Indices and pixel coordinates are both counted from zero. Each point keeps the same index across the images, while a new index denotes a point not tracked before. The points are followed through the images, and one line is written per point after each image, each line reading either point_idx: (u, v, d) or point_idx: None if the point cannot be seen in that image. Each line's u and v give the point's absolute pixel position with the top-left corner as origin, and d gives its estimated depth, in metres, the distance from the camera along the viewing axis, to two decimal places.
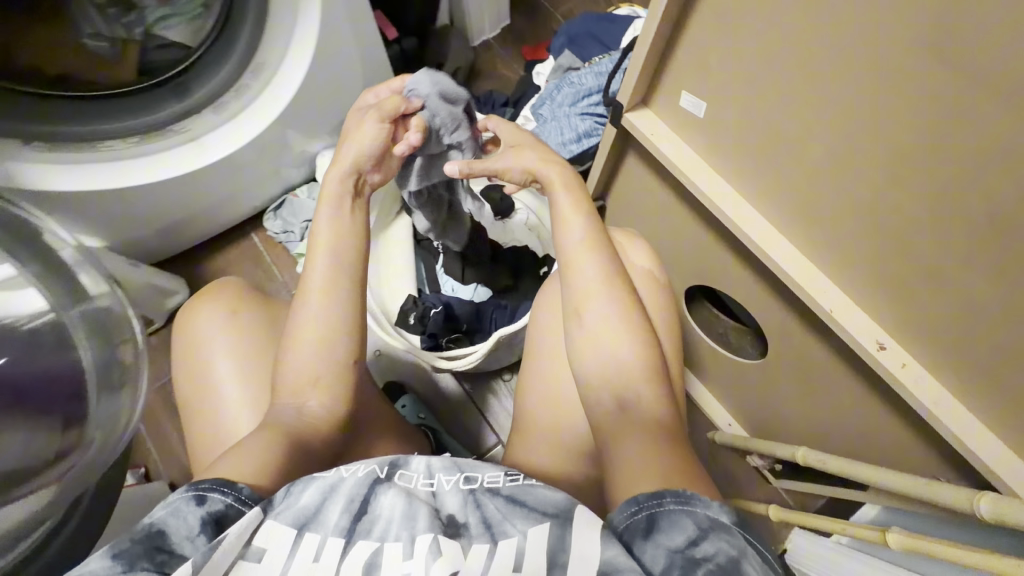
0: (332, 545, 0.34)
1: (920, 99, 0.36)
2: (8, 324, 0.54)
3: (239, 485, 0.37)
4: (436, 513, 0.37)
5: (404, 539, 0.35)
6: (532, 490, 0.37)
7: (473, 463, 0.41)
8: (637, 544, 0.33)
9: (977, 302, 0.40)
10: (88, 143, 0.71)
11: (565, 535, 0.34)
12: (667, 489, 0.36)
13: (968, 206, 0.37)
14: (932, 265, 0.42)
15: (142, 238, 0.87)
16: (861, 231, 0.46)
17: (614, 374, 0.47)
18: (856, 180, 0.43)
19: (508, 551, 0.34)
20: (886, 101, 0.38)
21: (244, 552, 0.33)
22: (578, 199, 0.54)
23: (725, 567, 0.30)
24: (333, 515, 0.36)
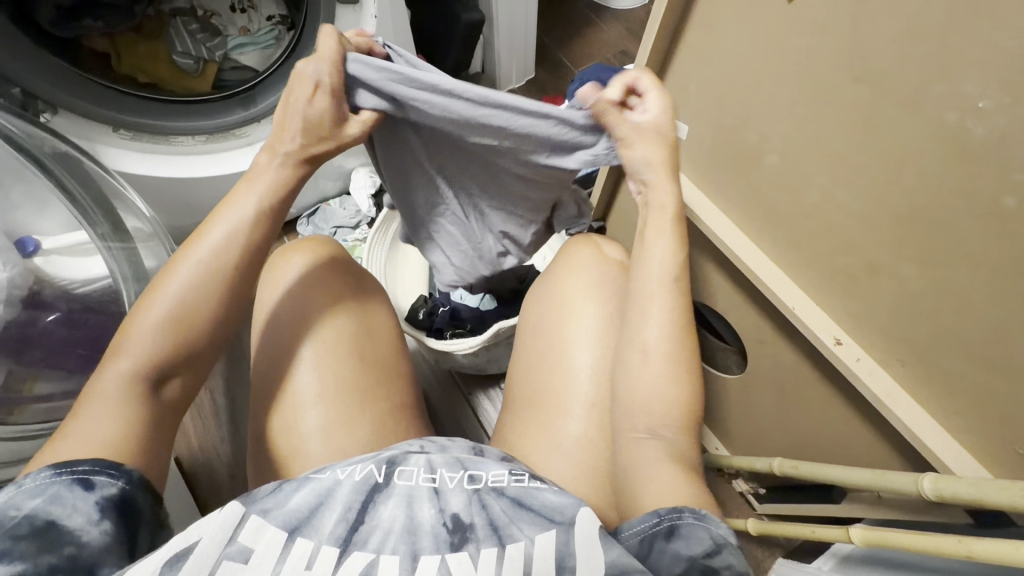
0: (326, 553, 0.33)
1: (862, 122, 0.43)
2: (63, 286, 0.64)
3: (129, 467, 0.36)
4: (440, 514, 0.36)
5: (406, 548, 0.34)
6: (537, 493, 0.38)
7: (476, 461, 0.41)
8: (659, 548, 0.36)
9: (913, 296, 0.46)
10: (162, 136, 0.82)
11: (571, 540, 0.34)
12: (685, 505, 0.38)
13: (911, 212, 0.43)
14: (875, 263, 0.48)
15: (188, 228, 0.97)
16: (816, 234, 0.52)
17: (656, 408, 0.45)
18: (817, 189, 0.50)
19: (515, 556, 0.34)
20: (835, 121, 0.45)
21: (227, 549, 0.33)
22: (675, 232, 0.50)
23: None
24: (327, 523, 0.35)
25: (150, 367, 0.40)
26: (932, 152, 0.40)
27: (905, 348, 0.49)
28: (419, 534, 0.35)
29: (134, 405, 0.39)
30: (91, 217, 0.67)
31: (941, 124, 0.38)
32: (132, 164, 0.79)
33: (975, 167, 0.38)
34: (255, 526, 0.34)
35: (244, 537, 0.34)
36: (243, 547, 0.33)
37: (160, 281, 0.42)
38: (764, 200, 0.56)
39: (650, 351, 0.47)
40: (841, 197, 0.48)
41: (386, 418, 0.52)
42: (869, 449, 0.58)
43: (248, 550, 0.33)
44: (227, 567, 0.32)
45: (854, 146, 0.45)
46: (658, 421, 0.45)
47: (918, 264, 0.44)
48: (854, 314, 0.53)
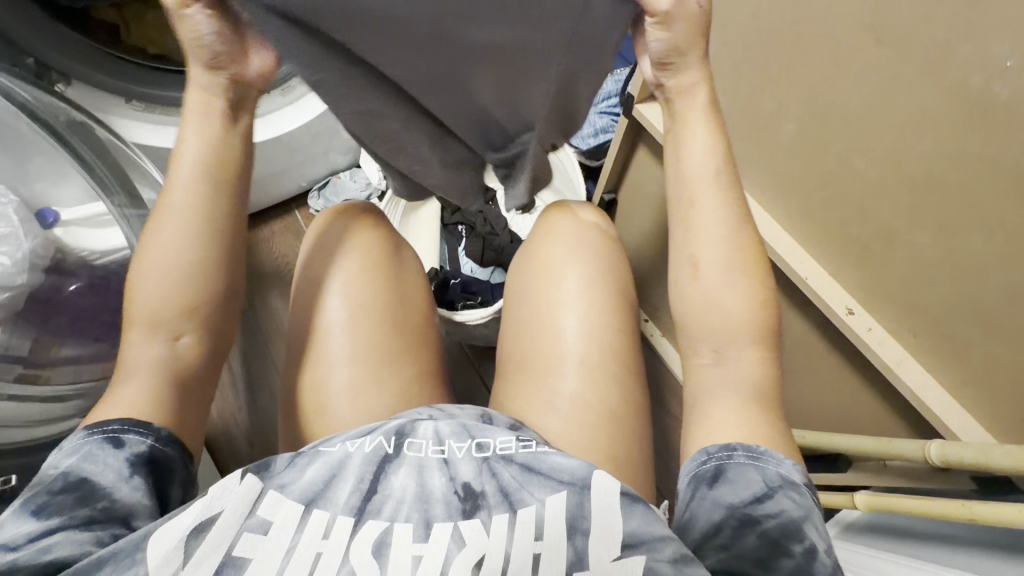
0: (342, 523, 0.34)
1: (880, 88, 0.43)
2: (82, 257, 0.65)
3: (157, 426, 0.38)
4: (451, 483, 0.37)
5: (419, 515, 0.35)
6: (546, 457, 0.38)
7: (483, 428, 0.40)
8: (702, 491, 0.37)
9: (921, 263, 0.46)
10: (175, 108, 0.82)
11: (584, 503, 0.35)
12: (737, 443, 0.38)
13: (925, 179, 0.43)
14: (887, 233, 0.48)
15: None
16: (829, 203, 0.52)
17: (720, 323, 0.43)
18: (831, 158, 0.49)
19: (526, 520, 0.35)
20: (852, 87, 0.44)
21: (246, 522, 0.34)
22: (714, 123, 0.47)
23: (785, 529, 0.33)
24: (342, 494, 0.36)
25: (170, 322, 0.42)
26: (950, 116, 0.39)
27: (915, 316, 0.49)
28: (431, 502, 0.36)
29: (161, 362, 0.41)
30: (109, 188, 0.68)
31: (959, 87, 0.38)
32: (146, 136, 0.80)
33: (993, 135, 0.37)
34: (273, 501, 0.35)
35: (263, 510, 0.34)
36: (263, 520, 0.34)
37: (160, 213, 0.44)
38: (777, 169, 0.56)
39: (703, 265, 0.44)
40: (855, 166, 0.48)
41: (416, 381, 0.53)
42: (875, 418, 0.59)
43: (268, 521, 0.34)
44: (248, 537, 0.33)
45: (873, 113, 0.44)
46: (724, 339, 0.43)
47: (932, 233, 0.44)
48: (865, 283, 0.53)
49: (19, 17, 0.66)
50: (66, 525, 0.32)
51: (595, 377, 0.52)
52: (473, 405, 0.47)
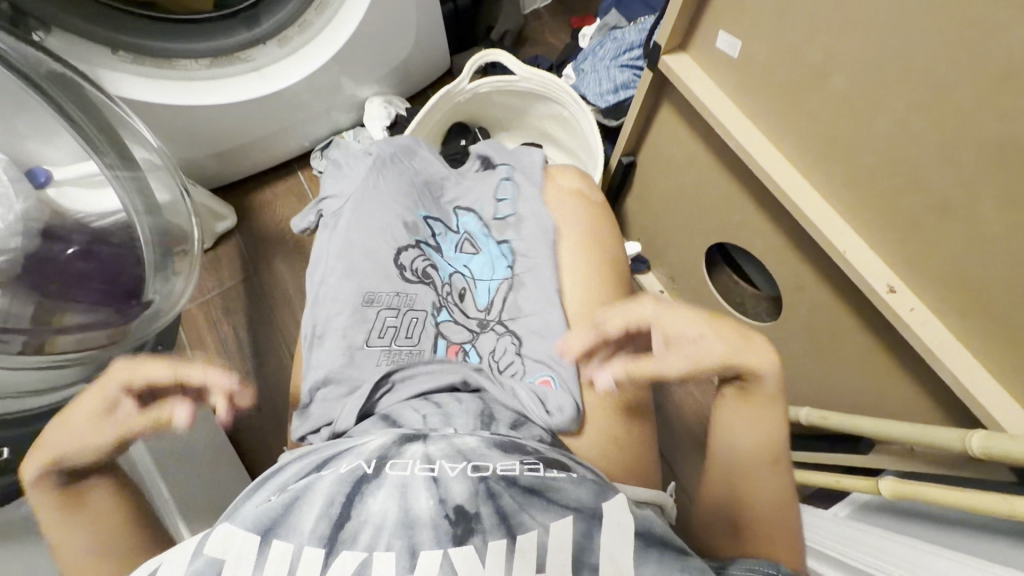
0: (312, 554, 0.34)
1: (972, 35, 0.37)
2: (80, 219, 0.63)
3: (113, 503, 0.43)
4: (440, 505, 0.37)
5: (403, 543, 0.35)
6: (555, 485, 0.39)
7: (478, 452, 0.41)
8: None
9: (983, 240, 0.42)
10: (163, 59, 0.77)
11: (592, 535, 0.36)
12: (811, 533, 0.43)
13: (1008, 144, 0.38)
14: (948, 206, 0.43)
15: (202, 161, 0.94)
16: (878, 171, 0.47)
17: (762, 505, 0.47)
18: (891, 117, 0.44)
19: (527, 548, 0.35)
20: (934, 32, 0.39)
21: (196, 566, 0.34)
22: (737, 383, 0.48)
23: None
24: (309, 522, 0.36)
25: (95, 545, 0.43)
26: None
27: (969, 298, 0.45)
28: (417, 527, 0.35)
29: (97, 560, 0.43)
30: (98, 146, 0.65)
31: None
32: (138, 91, 0.75)
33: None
34: (223, 537, 0.36)
35: (211, 550, 0.35)
36: (212, 561, 0.34)
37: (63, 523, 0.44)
38: (822, 127, 0.50)
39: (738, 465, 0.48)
40: (918, 128, 0.43)
41: None
42: (908, 403, 0.55)
43: (218, 561, 0.34)
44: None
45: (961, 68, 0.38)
46: (770, 512, 0.47)
47: (1004, 207, 0.40)
48: (914, 259, 0.48)
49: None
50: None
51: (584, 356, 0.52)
52: (469, 405, 0.49)
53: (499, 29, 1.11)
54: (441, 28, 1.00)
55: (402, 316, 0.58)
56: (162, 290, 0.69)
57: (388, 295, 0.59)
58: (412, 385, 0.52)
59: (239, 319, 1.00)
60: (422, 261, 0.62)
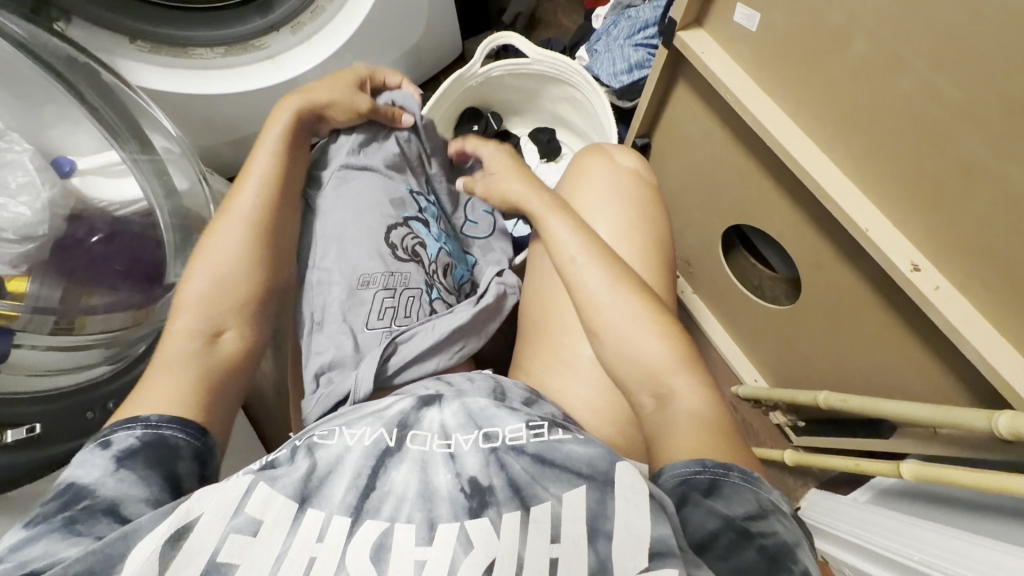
0: (337, 523, 0.36)
1: None
2: (104, 208, 0.66)
3: (144, 416, 0.38)
4: (457, 479, 0.39)
5: (422, 516, 0.37)
6: (559, 449, 0.40)
7: (491, 420, 0.42)
8: (694, 499, 0.36)
9: (1008, 209, 0.41)
10: (179, 48, 0.78)
11: (606, 502, 0.36)
12: (733, 465, 0.38)
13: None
14: (974, 175, 0.42)
15: (218, 150, 0.95)
16: (898, 142, 0.46)
17: (643, 371, 0.45)
18: (911, 83, 0.43)
19: (540, 518, 0.37)
20: None
21: (234, 523, 0.34)
22: (614, 274, 0.49)
23: (783, 550, 0.34)
24: (338, 492, 0.37)
25: (212, 323, 0.46)
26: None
27: (994, 273, 0.44)
28: (436, 500, 0.38)
29: (195, 354, 0.44)
30: (120, 135, 0.67)
31: None
32: (155, 80, 0.76)
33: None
34: (262, 498, 0.36)
35: (252, 509, 0.35)
36: (250, 519, 0.35)
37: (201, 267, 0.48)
38: (841, 98, 0.49)
39: (618, 334, 0.47)
40: (940, 92, 0.41)
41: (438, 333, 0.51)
42: (931, 384, 0.54)
43: (256, 521, 0.35)
44: (235, 538, 0.34)
45: (1006, 16, 0.36)
46: (654, 385, 0.44)
47: None
48: (938, 234, 0.47)
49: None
50: (46, 533, 0.32)
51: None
52: (485, 376, 0.49)
53: (510, 12, 1.10)
54: (453, 11, 0.99)
55: (399, 294, 0.57)
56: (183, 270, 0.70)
57: (382, 275, 0.57)
58: (413, 347, 0.54)
59: None
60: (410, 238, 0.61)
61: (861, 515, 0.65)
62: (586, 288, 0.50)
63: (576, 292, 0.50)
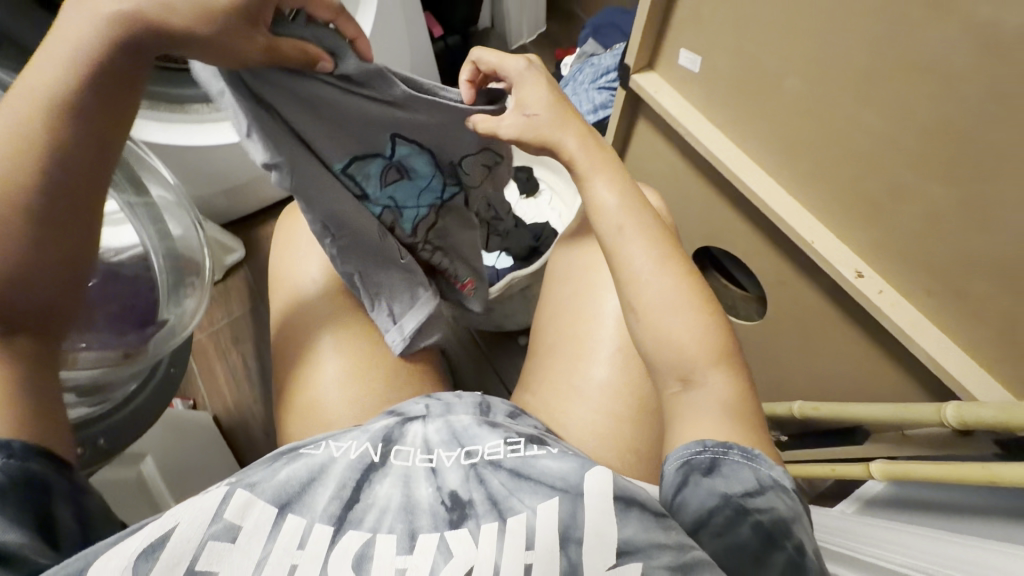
0: (319, 531, 0.37)
1: (897, 25, 0.41)
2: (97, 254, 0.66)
3: (9, 442, 0.33)
4: (438, 492, 0.40)
5: (403, 526, 0.38)
6: (535, 462, 0.41)
7: (472, 438, 0.44)
8: (695, 478, 0.37)
9: (933, 215, 0.45)
10: (179, 104, 0.83)
11: (577, 511, 0.37)
12: (734, 443, 0.39)
13: (941, 122, 0.42)
14: (898, 188, 0.47)
15: (212, 198, 0.99)
16: (831, 163, 0.51)
17: (678, 352, 0.44)
18: (835, 108, 0.48)
19: (517, 528, 0.37)
20: (865, 25, 0.43)
21: (212, 529, 0.35)
22: (662, 252, 0.47)
23: (780, 525, 0.34)
24: (321, 500, 0.39)
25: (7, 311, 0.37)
26: (962, 49, 0.39)
27: (929, 277, 0.48)
28: (417, 512, 0.39)
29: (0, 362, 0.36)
30: (118, 184, 0.67)
31: (962, 15, 0.37)
32: (153, 134, 0.81)
33: (995, 108, 0.38)
34: (242, 503, 0.37)
35: (231, 515, 0.36)
36: (229, 525, 0.36)
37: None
38: (778, 125, 0.55)
39: (657, 313, 0.45)
40: (862, 114, 0.47)
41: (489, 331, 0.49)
42: (891, 385, 0.57)
43: (235, 527, 0.36)
44: (213, 546, 0.35)
45: (909, 54, 0.41)
46: (687, 369, 0.44)
47: (943, 181, 0.43)
48: (876, 245, 0.51)
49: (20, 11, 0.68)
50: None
51: (630, 367, 0.55)
52: (471, 394, 0.52)
53: None
54: (433, 65, 1.07)
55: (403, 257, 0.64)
56: (178, 309, 0.70)
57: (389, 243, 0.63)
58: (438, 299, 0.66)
59: (248, 347, 1.04)
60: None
61: (847, 525, 0.66)
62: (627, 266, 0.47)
63: (619, 266, 0.48)
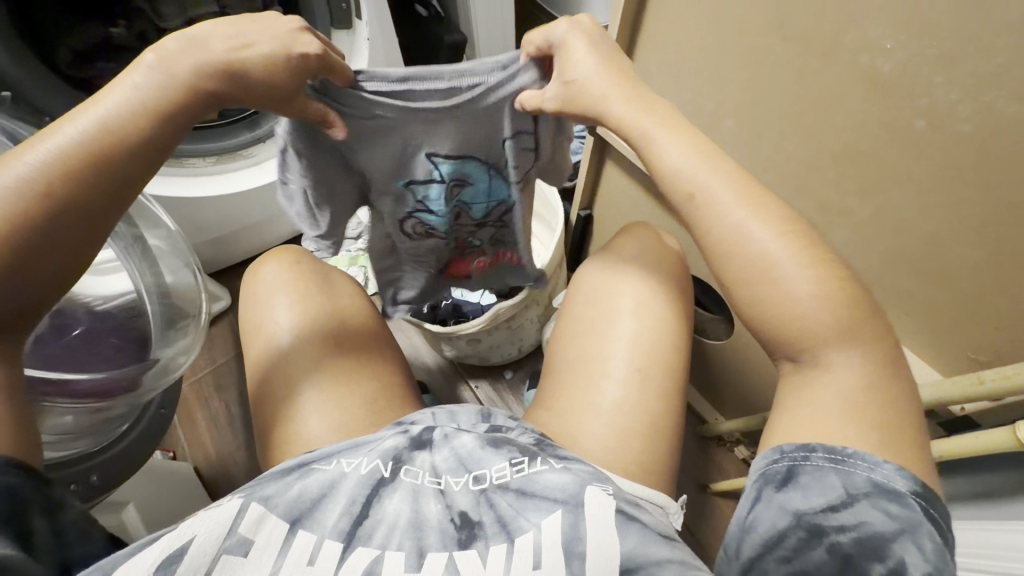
0: (330, 546, 0.38)
1: (807, 73, 0.52)
2: (83, 301, 0.64)
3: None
4: (447, 510, 0.42)
5: (412, 544, 0.39)
6: (538, 480, 0.43)
7: (478, 462, 0.45)
8: (772, 490, 0.39)
9: (862, 222, 0.55)
10: (175, 159, 0.89)
11: (578, 524, 0.39)
12: (816, 444, 0.40)
13: (854, 147, 0.52)
14: (827, 204, 0.57)
15: (202, 247, 1.03)
16: (776, 185, 0.62)
17: (797, 311, 0.42)
18: (771, 140, 0.59)
19: (524, 548, 0.39)
20: (782, 72, 0.54)
21: (226, 544, 0.37)
22: (750, 201, 0.45)
23: (861, 545, 0.36)
24: (332, 516, 0.40)
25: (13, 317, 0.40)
26: (856, 95, 0.49)
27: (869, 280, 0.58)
28: (425, 529, 0.40)
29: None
30: (116, 230, 0.67)
31: (852, 64, 0.48)
32: (152, 187, 0.86)
33: (897, 144, 0.48)
34: (255, 517, 0.39)
35: (244, 529, 0.38)
36: (242, 539, 0.37)
37: None
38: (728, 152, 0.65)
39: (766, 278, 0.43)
40: (794, 143, 0.57)
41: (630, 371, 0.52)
42: None
43: (247, 542, 0.37)
44: (227, 560, 0.36)
45: (820, 92, 0.52)
46: (806, 332, 0.42)
47: (857, 197, 0.54)
48: None
49: (30, 74, 0.73)
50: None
51: (637, 381, 0.53)
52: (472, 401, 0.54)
53: None
54: None
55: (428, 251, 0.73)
56: (170, 349, 0.71)
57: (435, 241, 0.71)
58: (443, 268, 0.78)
59: (231, 394, 1.03)
60: (421, 224, 0.67)
61: None
62: (732, 236, 0.44)
63: (704, 235, 0.46)
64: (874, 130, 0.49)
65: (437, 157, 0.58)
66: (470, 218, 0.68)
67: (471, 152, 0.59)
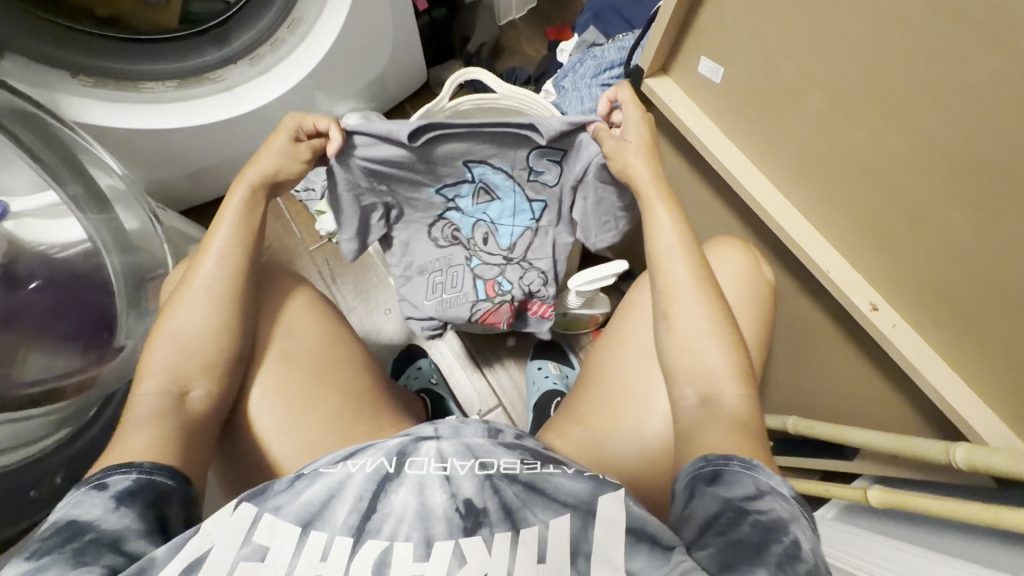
0: (340, 542, 0.34)
1: (945, 54, 0.40)
2: (43, 251, 0.64)
3: (139, 461, 0.40)
4: (452, 499, 0.36)
5: (420, 533, 0.34)
6: (550, 478, 0.38)
7: (486, 449, 0.40)
8: (701, 488, 0.36)
9: (958, 244, 0.47)
10: (137, 83, 0.74)
11: (587, 526, 0.34)
12: (734, 454, 0.38)
13: (972, 158, 0.42)
14: (918, 218, 0.49)
15: (173, 182, 0.90)
16: (861, 185, 0.53)
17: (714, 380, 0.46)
18: (868, 130, 0.49)
19: (529, 539, 0.34)
20: (911, 49, 0.42)
21: (242, 552, 0.33)
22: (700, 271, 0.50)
23: (777, 523, 0.32)
24: (340, 513, 0.36)
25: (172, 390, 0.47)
26: (1002, 94, 0.38)
27: (943, 310, 0.51)
28: (432, 519, 0.35)
29: (164, 415, 0.45)
30: (62, 176, 0.62)
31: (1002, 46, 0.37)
32: (100, 117, 0.72)
33: None
34: (268, 525, 0.35)
35: (260, 536, 0.34)
36: (258, 547, 0.34)
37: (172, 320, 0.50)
38: (815, 134, 0.55)
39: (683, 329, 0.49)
40: (895, 141, 0.47)
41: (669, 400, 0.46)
42: (890, 404, 0.61)
43: (263, 548, 0.34)
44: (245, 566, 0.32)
45: (954, 82, 0.41)
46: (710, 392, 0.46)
47: (961, 217, 0.45)
48: (889, 274, 0.55)
49: None
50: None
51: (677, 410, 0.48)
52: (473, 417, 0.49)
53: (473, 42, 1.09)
54: (416, 44, 0.95)
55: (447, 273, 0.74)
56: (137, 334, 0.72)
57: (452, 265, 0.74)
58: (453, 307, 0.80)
59: None
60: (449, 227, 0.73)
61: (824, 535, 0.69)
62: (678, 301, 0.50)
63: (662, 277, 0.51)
64: (977, 129, 0.41)
65: (472, 162, 0.62)
66: (497, 241, 0.73)
67: (503, 164, 0.63)
